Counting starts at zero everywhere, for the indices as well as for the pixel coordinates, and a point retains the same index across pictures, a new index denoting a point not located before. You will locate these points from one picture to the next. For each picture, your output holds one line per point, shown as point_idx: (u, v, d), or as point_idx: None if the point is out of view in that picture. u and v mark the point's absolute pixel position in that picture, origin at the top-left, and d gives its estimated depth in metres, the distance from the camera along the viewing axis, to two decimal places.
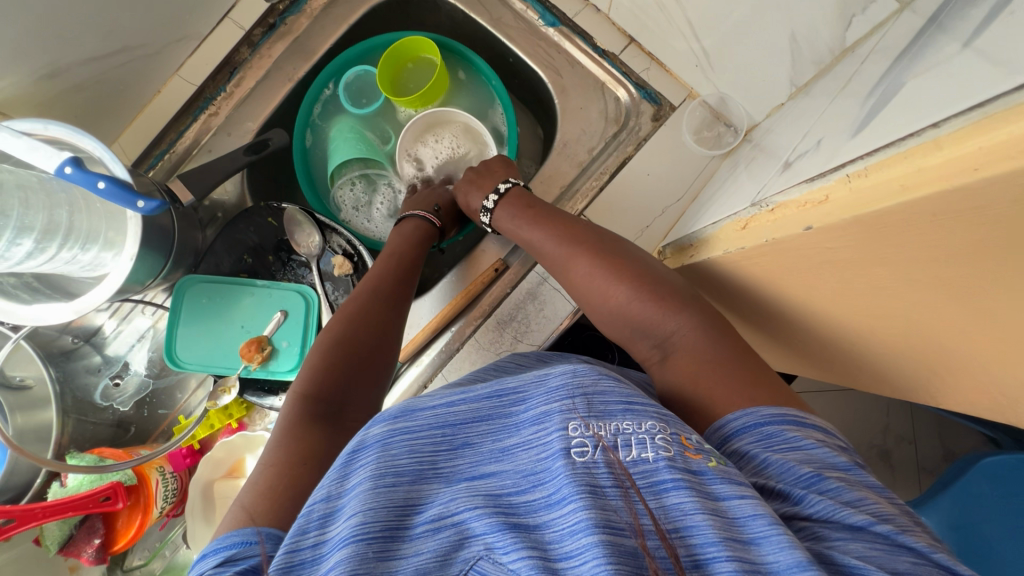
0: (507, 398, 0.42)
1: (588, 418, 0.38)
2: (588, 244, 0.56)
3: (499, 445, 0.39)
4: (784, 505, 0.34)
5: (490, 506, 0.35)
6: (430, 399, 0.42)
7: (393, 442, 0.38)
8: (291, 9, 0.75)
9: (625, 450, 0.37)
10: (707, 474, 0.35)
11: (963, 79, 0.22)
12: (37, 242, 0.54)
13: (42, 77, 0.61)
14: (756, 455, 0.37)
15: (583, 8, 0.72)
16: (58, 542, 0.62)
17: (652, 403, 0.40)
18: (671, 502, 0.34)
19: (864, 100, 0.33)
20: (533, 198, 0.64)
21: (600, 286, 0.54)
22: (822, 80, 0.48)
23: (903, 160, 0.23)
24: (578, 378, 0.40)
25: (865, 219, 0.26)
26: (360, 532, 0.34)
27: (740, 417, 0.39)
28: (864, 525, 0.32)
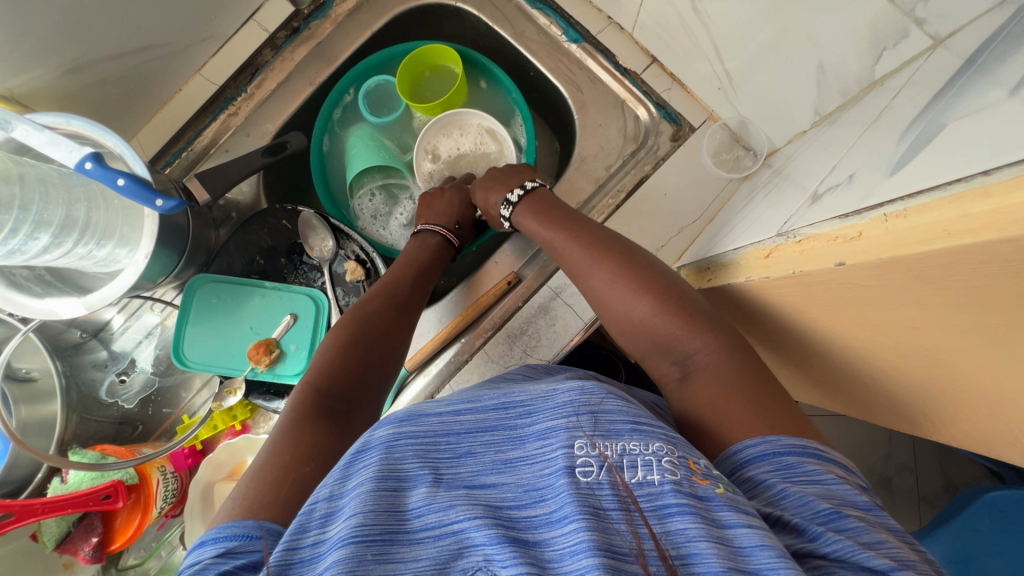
0: (514, 409, 0.41)
1: (594, 436, 0.38)
2: (612, 252, 0.55)
3: (502, 456, 0.39)
4: (799, 541, 0.33)
5: (491, 517, 0.34)
6: (437, 405, 0.42)
7: (398, 446, 0.38)
8: (316, 13, 0.76)
9: (630, 471, 0.36)
10: (713, 500, 0.35)
11: (1012, 128, 0.22)
12: (54, 236, 0.53)
13: (67, 71, 0.61)
14: (772, 486, 0.36)
15: (607, 26, 0.72)
16: (55, 538, 0.61)
17: (659, 424, 0.40)
18: (675, 527, 0.33)
19: (899, 137, 0.33)
20: (557, 202, 0.64)
21: (620, 298, 0.53)
22: (847, 111, 0.48)
23: (949, 204, 0.23)
24: (585, 395, 0.41)
25: (904, 260, 0.26)
26: (358, 535, 0.33)
27: (758, 444, 0.39)
28: (885, 570, 0.31)
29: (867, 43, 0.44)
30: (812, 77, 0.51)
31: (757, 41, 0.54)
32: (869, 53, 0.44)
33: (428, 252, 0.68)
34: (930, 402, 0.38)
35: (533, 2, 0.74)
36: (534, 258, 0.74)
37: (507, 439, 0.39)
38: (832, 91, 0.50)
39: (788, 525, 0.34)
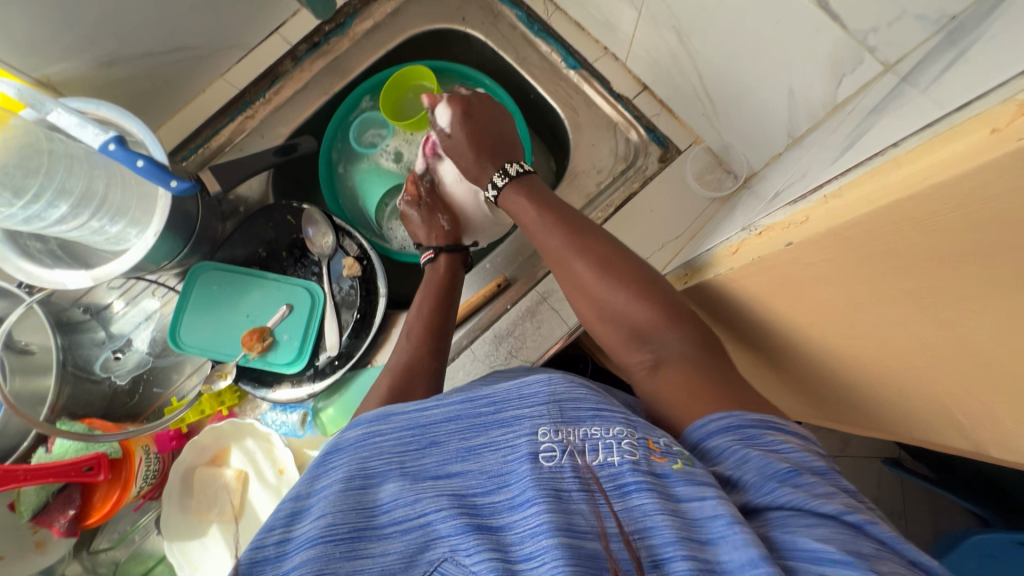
0: (481, 400, 0.42)
1: (559, 423, 0.40)
2: (591, 246, 0.55)
3: (466, 444, 0.40)
4: (758, 495, 0.35)
5: (455, 508, 0.36)
6: (406, 403, 0.43)
7: (366, 446, 0.40)
8: (336, 30, 0.81)
9: (592, 453, 0.38)
10: (670, 476, 0.36)
11: (923, 113, 0.26)
12: (73, 207, 0.57)
13: (101, 64, 0.66)
14: (733, 452, 0.38)
15: (603, 55, 0.78)
16: (32, 509, 0.62)
17: (620, 410, 0.41)
18: (635, 503, 0.34)
19: (847, 139, 0.36)
20: (535, 186, 0.62)
21: (603, 291, 0.53)
22: (816, 131, 0.53)
23: (871, 177, 0.26)
24: (551, 386, 0.42)
25: (837, 230, 0.29)
26: (328, 533, 0.35)
27: (716, 420, 0.40)
28: (834, 512, 0.33)
29: (829, 69, 0.48)
30: (784, 101, 0.56)
31: (733, 69, 0.59)
32: (831, 78, 0.49)
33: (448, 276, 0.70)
34: (884, 391, 0.40)
35: (536, 31, 0.80)
36: (526, 263, 0.76)
37: (473, 426, 0.41)
38: (803, 114, 0.54)
39: (749, 483, 0.36)
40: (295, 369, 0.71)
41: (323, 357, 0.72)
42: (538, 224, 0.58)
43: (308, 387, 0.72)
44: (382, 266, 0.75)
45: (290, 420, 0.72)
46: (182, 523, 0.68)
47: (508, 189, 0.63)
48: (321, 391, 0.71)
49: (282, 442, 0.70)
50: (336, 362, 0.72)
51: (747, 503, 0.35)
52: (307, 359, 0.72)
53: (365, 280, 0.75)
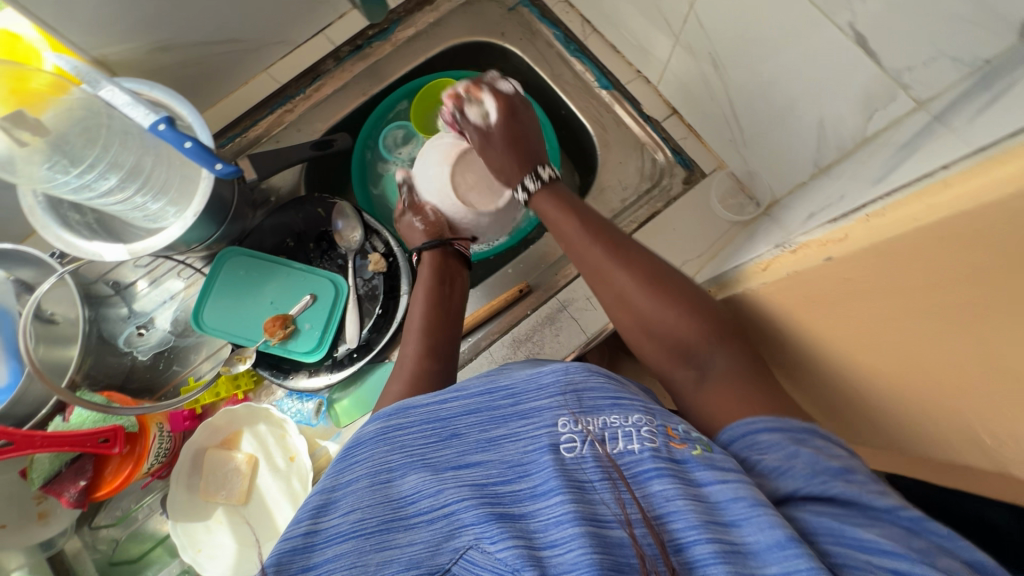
0: (499, 393, 0.43)
1: (577, 413, 0.40)
2: (636, 263, 0.55)
3: (486, 435, 0.40)
4: (809, 484, 0.35)
5: (477, 498, 0.36)
6: (424, 395, 0.44)
7: (387, 438, 0.41)
8: (380, 35, 0.84)
9: (612, 442, 0.38)
10: (691, 462, 0.36)
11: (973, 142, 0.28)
12: (121, 180, 0.59)
13: (156, 48, 0.69)
14: (783, 447, 0.38)
15: (635, 78, 0.81)
16: (44, 477, 0.62)
17: (638, 399, 0.42)
18: (654, 489, 0.35)
19: (882, 168, 0.38)
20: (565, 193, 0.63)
21: (652, 308, 0.52)
22: (843, 162, 0.55)
23: (919, 198, 0.28)
24: (568, 375, 0.43)
25: (881, 246, 0.31)
26: (356, 529, 0.36)
27: (765, 420, 0.40)
28: (888, 509, 0.33)
29: (861, 103, 0.51)
30: (814, 132, 0.58)
31: (765, 99, 0.61)
32: (862, 112, 0.51)
33: (436, 269, 0.67)
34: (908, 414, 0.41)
35: (572, 50, 0.83)
36: (547, 271, 0.78)
37: (491, 418, 0.41)
38: (831, 145, 0.57)
39: (799, 473, 0.36)
40: (314, 358, 0.72)
41: (342, 348, 0.74)
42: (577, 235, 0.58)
43: (326, 376, 0.73)
44: (407, 264, 0.76)
45: (306, 408, 0.73)
46: (187, 505, 0.68)
47: (543, 192, 0.62)
48: (337, 381, 0.72)
49: (296, 430, 0.69)
50: (355, 355, 0.73)
51: (796, 491, 0.36)
52: (325, 350, 0.73)
53: (389, 275, 0.76)
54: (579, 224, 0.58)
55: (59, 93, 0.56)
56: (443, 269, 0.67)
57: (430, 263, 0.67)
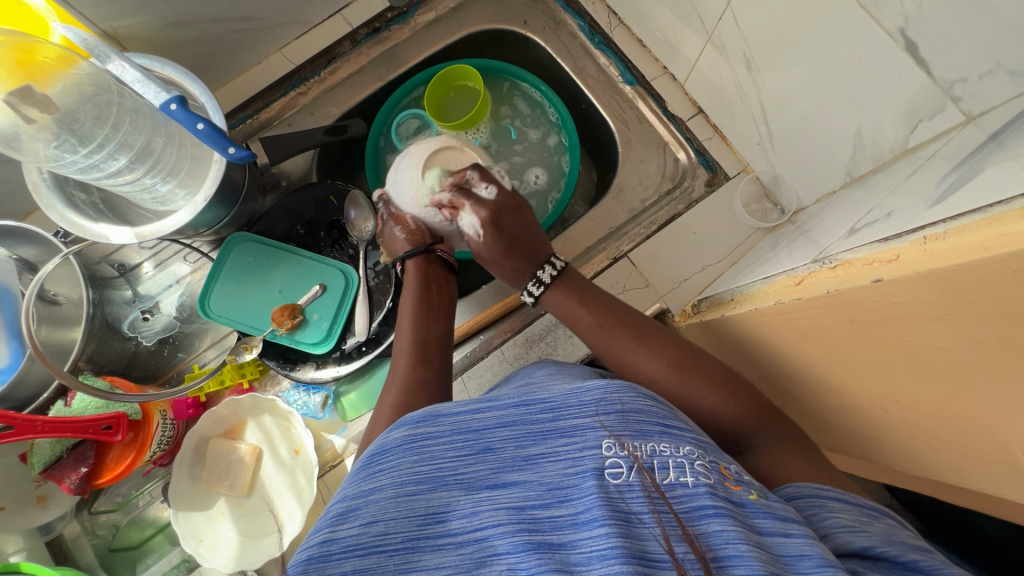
0: (538, 407, 0.41)
1: (623, 436, 0.39)
2: (667, 348, 0.54)
3: (523, 453, 0.39)
4: (886, 546, 0.36)
5: (515, 524, 0.35)
6: (456, 403, 0.42)
7: (415, 448, 0.39)
8: (398, 19, 0.81)
9: (662, 472, 0.37)
10: (748, 507, 0.36)
11: None
12: (130, 161, 0.57)
13: (168, 23, 0.66)
14: (856, 511, 0.39)
15: (661, 74, 0.78)
16: (44, 462, 0.61)
17: (687, 429, 0.41)
18: (711, 529, 0.34)
19: (935, 185, 0.37)
20: (582, 279, 0.61)
21: (690, 397, 0.51)
22: (879, 174, 0.53)
23: (989, 225, 0.27)
24: (615, 394, 0.41)
25: (939, 273, 0.29)
26: (379, 543, 0.34)
27: (833, 490, 0.41)
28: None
29: (904, 113, 0.49)
30: (849, 141, 0.56)
31: (800, 103, 0.59)
32: (905, 122, 0.49)
33: (422, 279, 0.65)
34: (943, 435, 0.40)
35: (597, 43, 0.81)
36: None
37: (529, 434, 0.40)
38: (868, 155, 0.55)
39: (878, 536, 0.37)
40: (322, 351, 0.70)
41: (351, 341, 0.72)
42: (602, 327, 0.57)
43: (333, 369, 0.72)
44: None
45: (311, 401, 0.71)
46: (189, 494, 0.67)
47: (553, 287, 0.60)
48: (345, 375, 0.71)
49: (302, 423, 0.68)
50: (363, 348, 0.72)
51: (868, 547, 0.36)
52: (334, 343, 0.71)
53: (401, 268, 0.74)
54: (612, 320, 0.57)
55: (68, 67, 0.52)
56: (427, 279, 0.65)
57: (414, 272, 0.65)
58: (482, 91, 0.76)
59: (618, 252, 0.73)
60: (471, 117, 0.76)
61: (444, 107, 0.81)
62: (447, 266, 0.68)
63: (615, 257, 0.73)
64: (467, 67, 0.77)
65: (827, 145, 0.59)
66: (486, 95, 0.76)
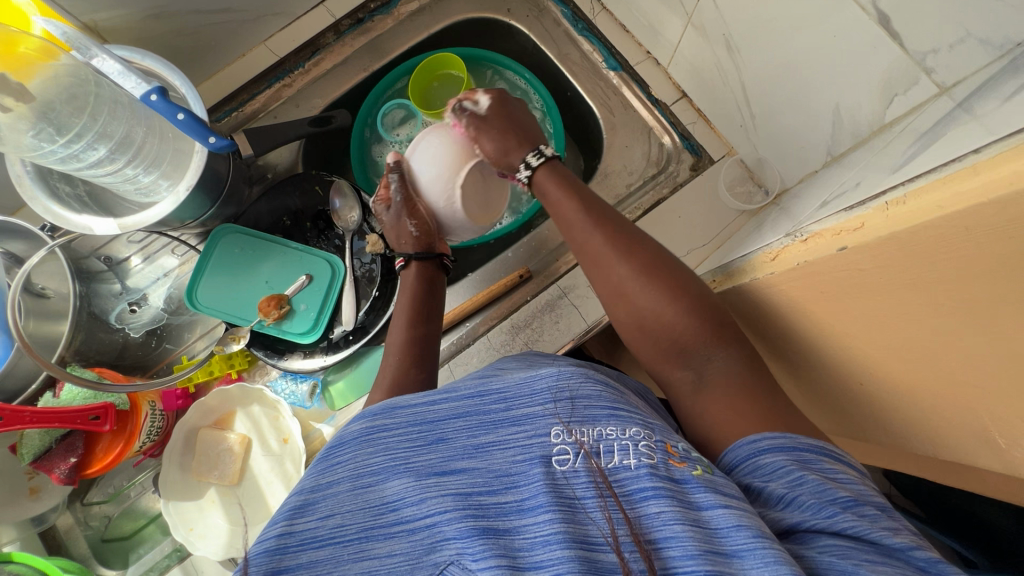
0: (491, 397, 0.41)
1: (571, 422, 0.39)
2: (641, 252, 0.53)
3: (473, 441, 0.39)
4: (817, 518, 0.35)
5: (460, 510, 0.35)
6: (413, 395, 0.42)
7: (371, 440, 0.39)
8: (381, 9, 0.82)
9: (606, 456, 0.38)
10: (689, 483, 0.36)
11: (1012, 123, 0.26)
12: (110, 151, 0.57)
13: (149, 16, 0.66)
14: (789, 473, 0.38)
15: (645, 59, 0.78)
16: (34, 453, 0.61)
17: (636, 411, 0.41)
18: (649, 511, 0.34)
19: (904, 155, 0.37)
20: (571, 180, 0.60)
21: (651, 304, 0.51)
22: (858, 151, 0.53)
23: (945, 184, 0.27)
24: (566, 380, 0.42)
25: (900, 236, 0.29)
26: (335, 535, 0.35)
27: (769, 439, 0.40)
28: (901, 548, 0.33)
29: (880, 88, 0.49)
30: (828, 120, 0.56)
31: (780, 84, 0.59)
32: (881, 98, 0.49)
33: (426, 278, 0.65)
34: (918, 404, 0.40)
35: (580, 29, 0.80)
36: (547, 256, 0.75)
37: (481, 423, 0.40)
38: (846, 133, 0.55)
39: (806, 505, 0.36)
40: (309, 340, 0.71)
41: (338, 330, 0.73)
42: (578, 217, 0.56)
43: (321, 359, 0.72)
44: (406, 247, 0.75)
45: (299, 390, 0.72)
46: (181, 483, 0.68)
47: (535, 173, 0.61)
48: (333, 364, 0.72)
49: (290, 412, 0.69)
50: (350, 337, 0.72)
51: (799, 523, 0.36)
52: (321, 332, 0.71)
53: (387, 258, 0.75)
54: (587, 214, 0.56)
55: (48, 58, 0.53)
56: (431, 278, 0.65)
57: (415, 273, 0.65)
58: (465, 79, 0.77)
59: None
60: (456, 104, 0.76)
61: (429, 96, 0.81)
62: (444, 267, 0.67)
63: None
64: (450, 55, 0.77)
65: (807, 123, 0.59)
66: (469, 82, 0.76)
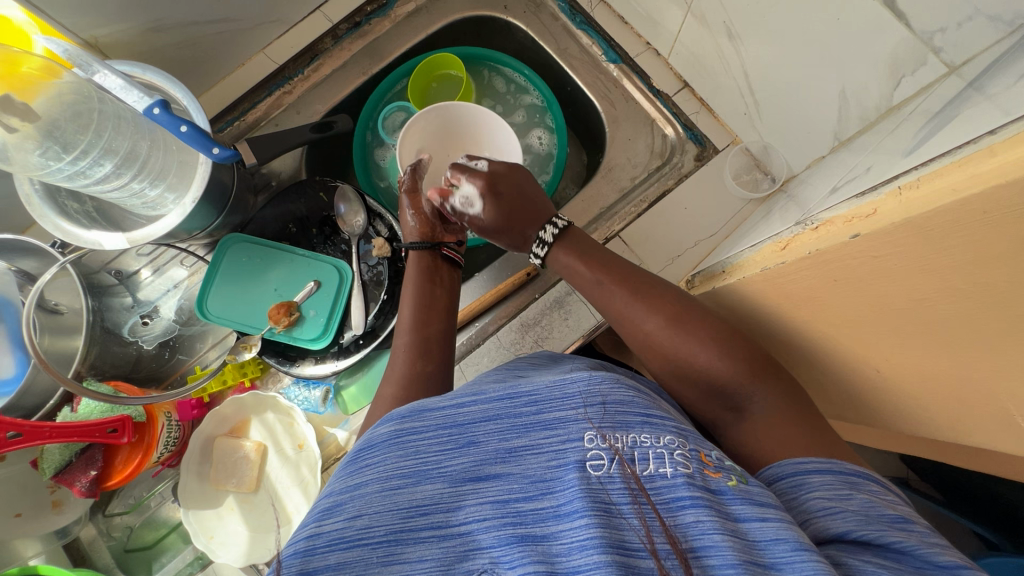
0: (522, 400, 0.40)
1: (605, 428, 0.39)
2: (665, 299, 0.55)
3: (505, 445, 0.39)
4: (864, 529, 0.35)
5: (499, 518, 0.35)
6: (441, 397, 0.42)
7: (401, 443, 0.39)
8: (378, 12, 0.81)
9: (641, 463, 0.37)
10: (726, 493, 0.36)
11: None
12: (116, 167, 0.57)
13: (148, 29, 0.66)
14: (836, 488, 0.38)
15: (645, 50, 0.77)
16: (55, 467, 0.62)
17: (670, 417, 0.41)
18: (688, 520, 0.34)
19: (916, 139, 0.36)
20: (584, 236, 0.62)
21: (684, 350, 0.52)
22: (865, 134, 0.53)
23: (957, 168, 0.26)
24: (598, 385, 0.41)
25: (915, 222, 0.28)
26: (364, 536, 0.35)
27: (813, 461, 0.40)
28: (945, 566, 0.33)
29: (887, 69, 0.49)
30: (834, 104, 0.56)
31: (785, 70, 0.58)
32: (889, 79, 0.49)
33: (423, 269, 0.65)
34: (938, 387, 0.40)
35: (578, 23, 0.80)
36: None
37: (512, 427, 0.39)
38: (853, 116, 0.54)
39: (852, 517, 0.36)
40: (320, 346, 0.71)
41: (348, 335, 0.73)
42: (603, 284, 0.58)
43: (332, 364, 0.72)
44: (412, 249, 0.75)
45: (312, 396, 0.73)
46: (198, 492, 0.69)
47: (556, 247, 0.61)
48: (344, 369, 0.72)
49: (304, 419, 0.69)
50: (360, 341, 0.73)
51: (846, 532, 0.35)
52: (332, 337, 0.72)
53: (394, 261, 0.75)
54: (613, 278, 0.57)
55: (51, 77, 0.53)
56: (429, 270, 0.65)
57: (414, 260, 0.66)
58: (464, 78, 0.77)
59: (610, 232, 0.72)
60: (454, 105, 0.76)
61: (428, 97, 0.81)
62: (456, 267, 0.68)
63: (607, 237, 0.72)
64: (447, 55, 0.77)
65: (813, 108, 0.58)
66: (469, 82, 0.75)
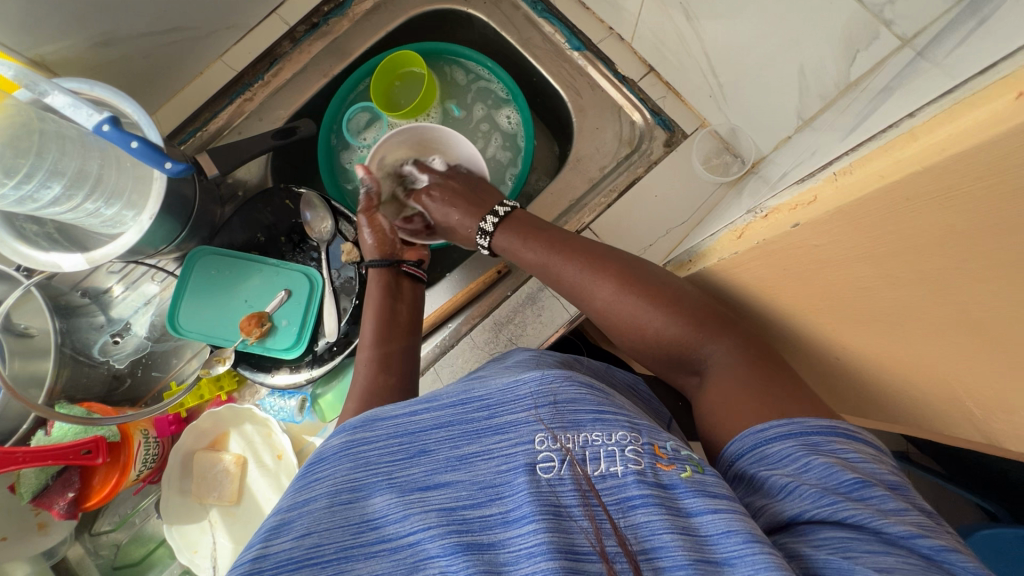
0: (473, 406, 0.40)
1: (557, 428, 0.38)
2: (612, 268, 0.53)
3: (456, 453, 0.38)
4: (818, 507, 0.34)
5: (444, 526, 0.35)
6: (395, 406, 0.42)
7: (351, 454, 0.39)
8: (336, 11, 0.80)
9: (593, 463, 0.37)
10: (679, 487, 0.35)
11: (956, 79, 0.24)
12: (66, 188, 0.57)
13: (96, 44, 0.65)
14: (796, 458, 0.37)
15: (608, 36, 0.75)
16: (33, 491, 0.62)
17: (622, 412, 0.40)
18: (639, 520, 0.34)
19: (859, 121, 0.35)
20: (536, 222, 0.62)
21: (631, 315, 0.51)
22: (825, 112, 0.52)
23: (884, 152, 0.25)
24: (549, 384, 0.40)
25: (848, 209, 0.28)
26: (313, 554, 0.34)
27: (776, 425, 0.39)
28: (903, 536, 0.32)
29: (842, 46, 0.48)
30: (793, 83, 0.55)
31: (745, 52, 0.57)
32: (844, 57, 0.49)
33: (385, 285, 0.65)
34: (901, 369, 0.40)
35: (539, 11, 0.78)
36: None
37: (463, 434, 0.39)
38: (814, 95, 0.53)
39: (807, 493, 0.35)
40: (294, 354, 0.71)
41: (322, 343, 0.72)
42: (550, 261, 0.57)
43: (307, 373, 0.71)
44: None
45: (288, 405, 0.72)
46: (181, 507, 0.69)
47: (499, 232, 0.63)
48: (319, 376, 0.71)
49: (280, 428, 0.70)
50: (334, 348, 0.72)
51: (801, 514, 0.35)
52: (305, 345, 0.71)
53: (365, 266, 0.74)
54: (560, 254, 0.56)
55: None
56: (391, 287, 0.65)
57: (375, 280, 0.65)
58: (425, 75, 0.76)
59: (580, 224, 0.70)
60: (416, 104, 0.75)
61: (392, 96, 0.79)
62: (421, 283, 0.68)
63: (579, 229, 0.70)
64: (407, 53, 0.76)
65: (774, 89, 0.57)
66: (430, 79, 0.75)
